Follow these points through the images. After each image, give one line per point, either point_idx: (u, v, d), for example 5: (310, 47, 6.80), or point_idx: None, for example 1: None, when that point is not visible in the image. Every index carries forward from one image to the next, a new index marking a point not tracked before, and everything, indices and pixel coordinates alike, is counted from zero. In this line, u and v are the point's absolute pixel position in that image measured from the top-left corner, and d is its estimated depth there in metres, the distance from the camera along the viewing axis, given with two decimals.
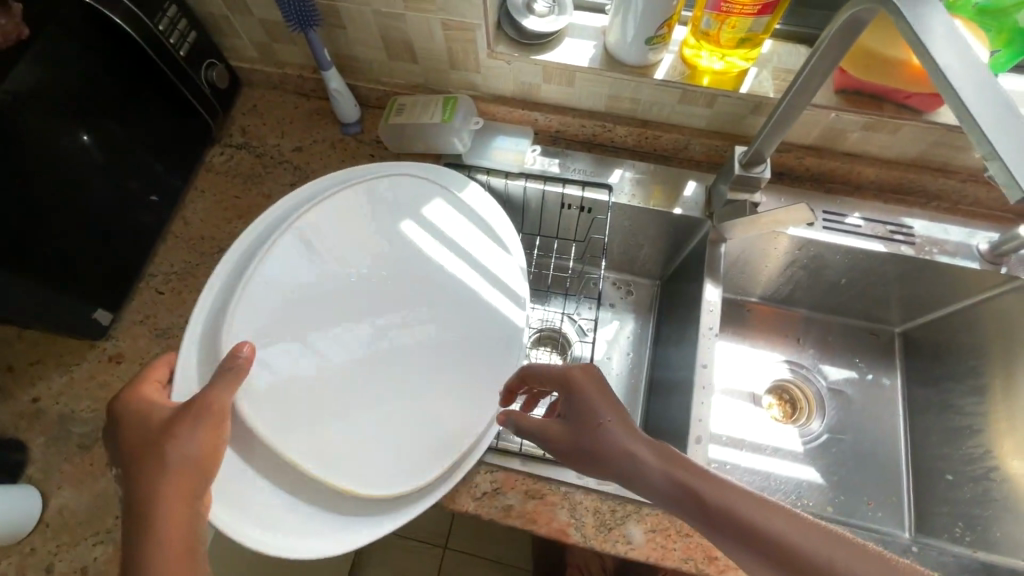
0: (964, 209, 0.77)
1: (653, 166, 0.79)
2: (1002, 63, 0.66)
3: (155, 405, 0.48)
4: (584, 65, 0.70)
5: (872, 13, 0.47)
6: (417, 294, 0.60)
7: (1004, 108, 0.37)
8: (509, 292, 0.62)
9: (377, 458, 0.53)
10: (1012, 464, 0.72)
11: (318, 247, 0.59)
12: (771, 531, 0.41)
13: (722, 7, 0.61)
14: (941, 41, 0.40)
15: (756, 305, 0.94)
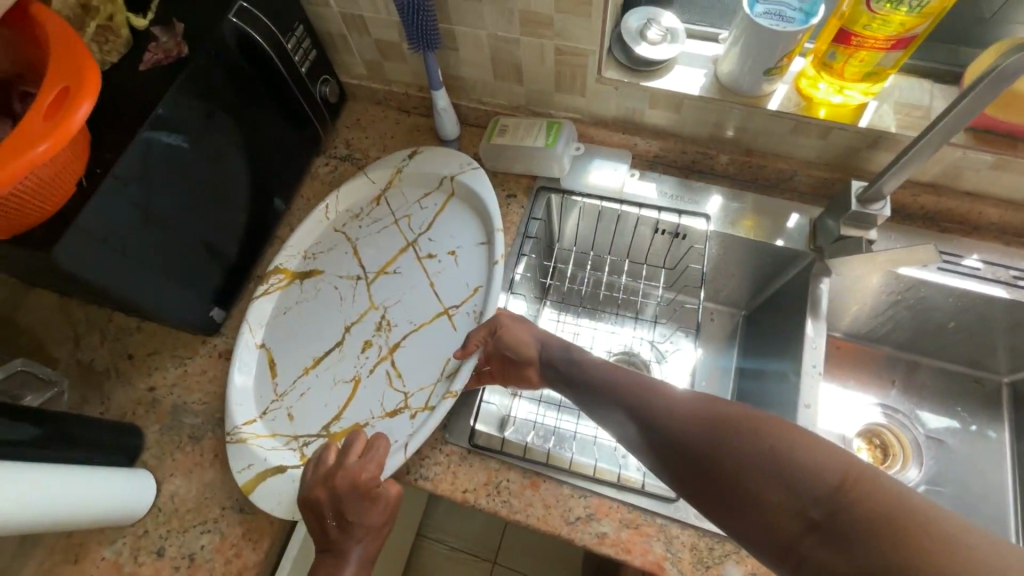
0: None
1: (754, 196, 0.78)
2: None
3: (354, 463, 0.59)
4: (695, 93, 0.70)
5: None
6: (406, 307, 0.74)
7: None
8: (375, 253, 0.79)
9: (311, 398, 0.69)
10: None
11: (410, 289, 0.75)
12: (702, 441, 0.44)
13: (852, 40, 0.60)
14: None
15: (838, 340, 0.91)
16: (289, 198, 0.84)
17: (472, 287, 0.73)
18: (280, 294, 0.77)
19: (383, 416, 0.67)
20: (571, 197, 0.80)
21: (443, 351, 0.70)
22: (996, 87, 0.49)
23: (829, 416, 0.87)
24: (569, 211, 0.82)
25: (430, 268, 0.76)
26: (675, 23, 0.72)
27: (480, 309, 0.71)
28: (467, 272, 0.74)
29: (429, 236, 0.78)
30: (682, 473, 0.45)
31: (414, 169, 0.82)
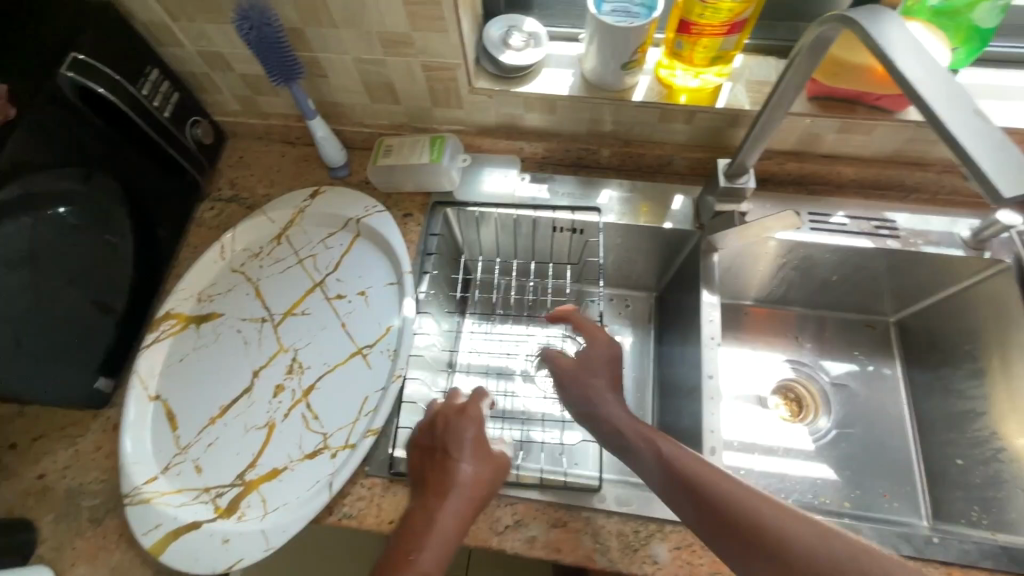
0: (943, 199, 0.77)
1: (640, 183, 0.81)
2: (963, 59, 0.67)
3: (471, 416, 0.61)
4: (565, 93, 0.72)
5: (836, 30, 0.49)
6: (319, 348, 0.72)
7: (953, 91, 0.38)
8: (279, 296, 0.75)
9: (221, 448, 0.66)
10: (1018, 443, 0.72)
11: (323, 330, 0.73)
12: (707, 476, 0.52)
13: (693, 28, 0.63)
14: (897, 45, 0.41)
15: (750, 308, 0.96)
16: (174, 249, 0.80)
17: (385, 326, 0.71)
18: (172, 339, 0.73)
19: (300, 459, 0.65)
20: (466, 208, 0.80)
21: (361, 389, 0.68)
22: (811, 54, 0.52)
23: (729, 374, 0.92)
24: (468, 221, 0.83)
25: (340, 308, 0.74)
26: (536, 28, 0.74)
27: (395, 348, 0.70)
28: (380, 311, 0.73)
29: (337, 276, 0.76)
30: (691, 507, 0.51)
31: (317, 211, 0.79)
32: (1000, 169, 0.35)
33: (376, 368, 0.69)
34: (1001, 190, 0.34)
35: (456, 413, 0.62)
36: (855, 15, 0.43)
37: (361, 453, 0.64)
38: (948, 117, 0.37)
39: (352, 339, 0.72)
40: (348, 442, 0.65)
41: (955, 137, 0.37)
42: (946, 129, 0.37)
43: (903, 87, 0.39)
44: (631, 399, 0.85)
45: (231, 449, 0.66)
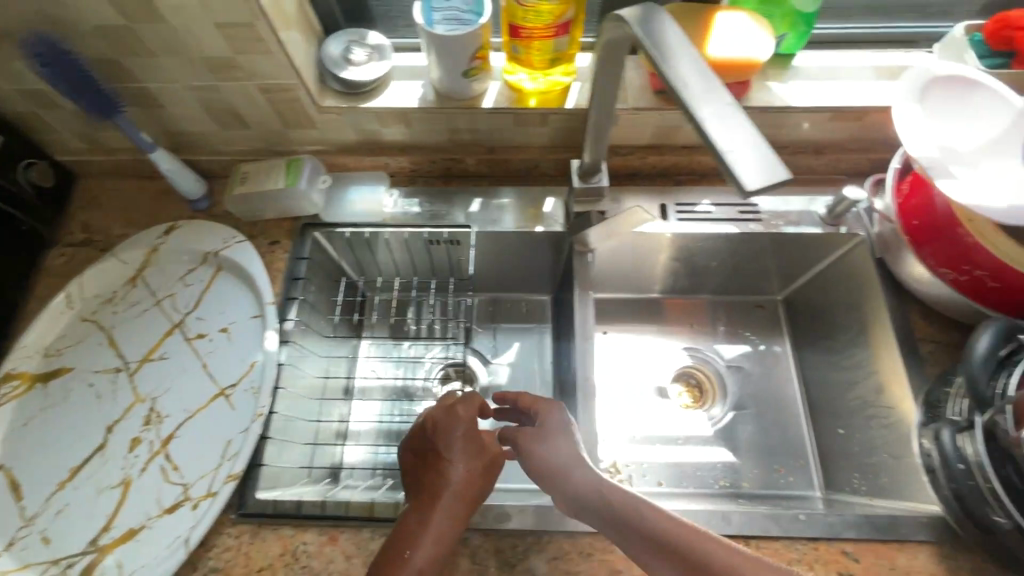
0: (805, 177, 0.79)
1: (510, 189, 0.80)
2: (792, 45, 0.69)
3: (461, 412, 0.62)
4: (414, 105, 0.70)
5: (618, 31, 0.48)
6: (180, 393, 0.68)
7: (705, 86, 0.41)
8: (134, 342, 0.71)
9: (73, 513, 0.61)
10: (878, 407, 0.73)
11: (183, 374, 0.69)
12: (693, 539, 0.49)
13: (522, 32, 0.62)
14: (659, 50, 0.43)
15: (667, 300, 0.97)
16: (18, 303, 0.74)
17: (249, 363, 0.68)
18: (15, 402, 0.67)
19: (159, 515, 0.61)
20: (336, 230, 0.77)
21: (224, 432, 0.65)
22: (611, 61, 0.52)
23: (603, 367, 0.91)
24: (342, 245, 0.80)
25: (201, 348, 0.70)
26: (379, 40, 0.72)
27: (259, 385, 0.67)
28: (242, 347, 0.70)
29: (197, 314, 0.72)
30: (673, 565, 0.48)
31: (172, 248, 0.75)
32: (739, 167, 0.37)
33: (238, 409, 0.66)
34: (738, 187, 0.36)
35: (445, 408, 0.63)
36: (629, 14, 0.45)
37: (223, 498, 0.61)
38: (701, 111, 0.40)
39: (213, 378, 0.69)
40: (209, 490, 0.62)
41: (703, 127, 0.39)
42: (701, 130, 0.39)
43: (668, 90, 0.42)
44: None
45: (81, 514, 0.61)
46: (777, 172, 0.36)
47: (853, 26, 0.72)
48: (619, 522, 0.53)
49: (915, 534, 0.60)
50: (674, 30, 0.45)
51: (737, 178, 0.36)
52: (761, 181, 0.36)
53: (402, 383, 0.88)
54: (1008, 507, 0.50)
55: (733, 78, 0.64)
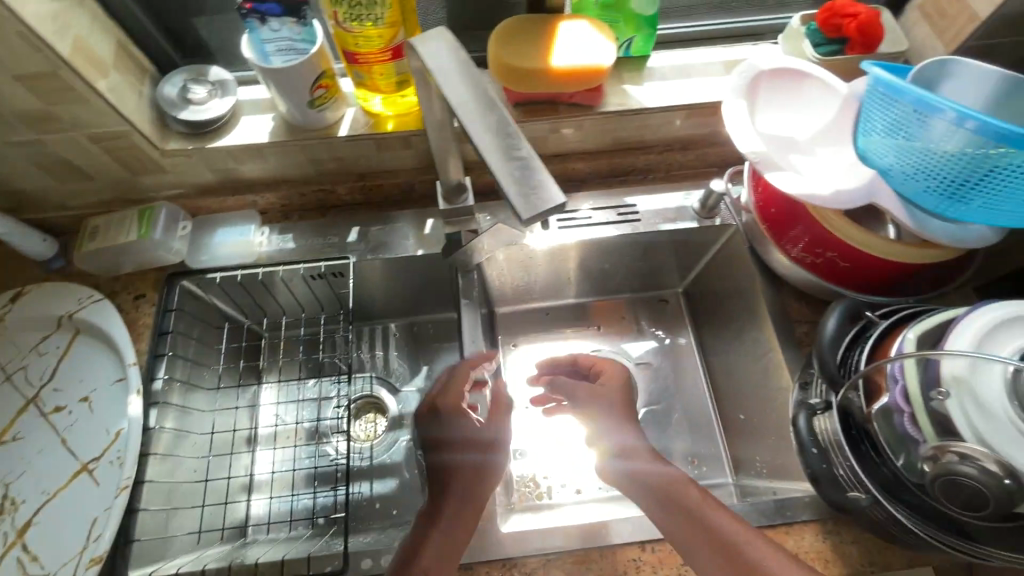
0: (676, 174, 0.82)
1: (389, 213, 0.79)
2: (642, 47, 0.70)
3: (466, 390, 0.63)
4: (265, 140, 0.68)
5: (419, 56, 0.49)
6: (40, 473, 0.63)
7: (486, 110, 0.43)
8: None
9: None
10: (763, 388, 0.74)
11: (42, 454, 0.64)
12: (699, 502, 0.55)
13: (359, 59, 0.60)
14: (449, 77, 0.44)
15: (592, 301, 0.95)
16: None
17: (113, 433, 0.64)
18: None
19: None
20: (205, 277, 0.72)
21: (88, 510, 0.61)
22: (425, 87, 0.52)
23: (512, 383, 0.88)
24: (218, 289, 0.76)
25: (59, 423, 0.65)
26: (222, 76, 0.69)
27: (123, 455, 0.62)
28: (105, 415, 0.65)
29: (53, 385, 0.67)
30: (677, 520, 0.55)
31: (20, 315, 0.69)
32: (518, 193, 0.38)
33: (102, 483, 0.62)
34: (518, 214, 0.38)
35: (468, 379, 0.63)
36: (414, 39, 0.45)
37: None
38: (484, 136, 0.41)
39: (75, 454, 0.64)
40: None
41: (480, 148, 0.40)
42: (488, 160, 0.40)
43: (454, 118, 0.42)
44: None
45: None
46: (549, 198, 0.39)
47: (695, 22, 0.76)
48: (652, 493, 0.58)
49: (800, 516, 0.61)
50: (460, 51, 0.45)
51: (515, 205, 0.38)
52: (537, 208, 0.38)
53: (311, 425, 0.82)
54: (863, 481, 0.52)
55: (583, 85, 0.64)
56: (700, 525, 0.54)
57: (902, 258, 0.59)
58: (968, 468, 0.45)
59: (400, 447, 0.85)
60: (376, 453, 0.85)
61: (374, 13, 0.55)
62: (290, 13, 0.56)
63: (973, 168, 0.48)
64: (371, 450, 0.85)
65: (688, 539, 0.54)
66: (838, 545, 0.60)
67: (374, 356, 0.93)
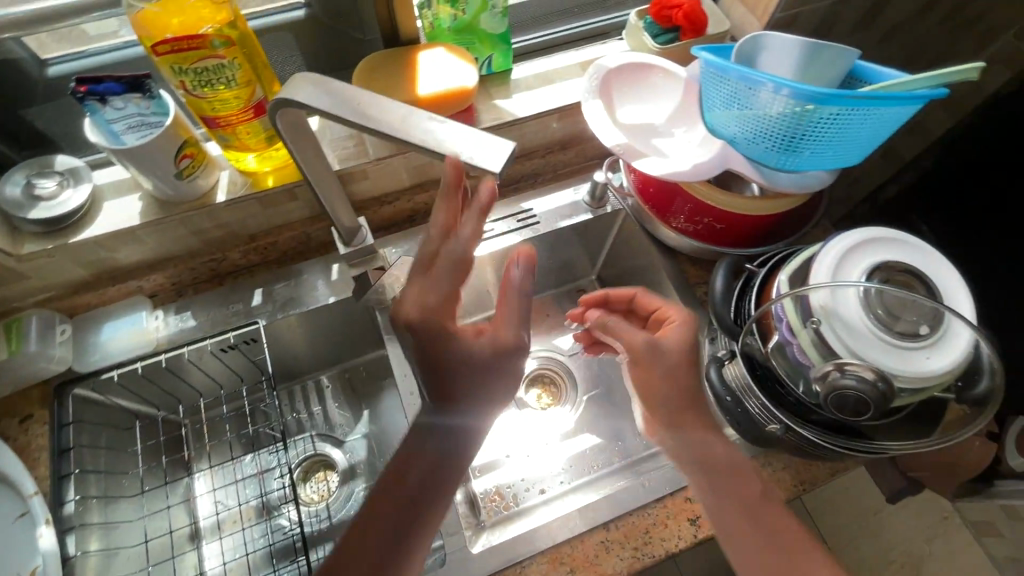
0: (562, 173, 0.86)
1: (290, 269, 0.77)
2: (502, 62, 0.74)
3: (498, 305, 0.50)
4: (137, 221, 0.64)
5: (285, 113, 0.45)
6: None
7: (403, 114, 0.42)
8: None
9: None
10: None
11: None
12: (758, 494, 0.53)
13: (221, 122, 0.58)
14: (337, 109, 0.42)
15: None
16: None
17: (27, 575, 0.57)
18: None
19: None
20: (100, 377, 0.65)
21: None
22: (298, 146, 0.49)
23: None
24: (120, 388, 0.70)
25: None
26: (72, 163, 0.64)
27: None
28: (10, 558, 0.58)
29: None
30: (735, 506, 0.52)
31: None
32: (480, 156, 0.39)
33: None
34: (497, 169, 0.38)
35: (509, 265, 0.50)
36: (280, 91, 0.43)
37: None
38: (413, 134, 0.40)
39: None
40: None
41: (415, 144, 0.40)
42: (429, 148, 0.40)
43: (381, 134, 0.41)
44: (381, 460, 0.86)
45: None
46: (502, 146, 0.40)
47: (543, 32, 0.82)
48: (724, 468, 0.54)
49: None
50: (331, 85, 0.43)
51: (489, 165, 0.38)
52: (503, 158, 0.39)
53: (258, 501, 0.77)
54: (775, 414, 0.59)
55: (454, 108, 0.66)
56: (755, 517, 0.52)
57: (765, 211, 0.66)
58: (852, 380, 0.51)
59: (358, 499, 0.83)
60: (334, 511, 0.82)
61: (224, 75, 0.53)
62: (132, 89, 0.55)
63: (796, 124, 0.55)
64: (328, 510, 0.82)
65: (737, 525, 0.52)
66: (774, 475, 0.66)
67: (309, 414, 0.89)
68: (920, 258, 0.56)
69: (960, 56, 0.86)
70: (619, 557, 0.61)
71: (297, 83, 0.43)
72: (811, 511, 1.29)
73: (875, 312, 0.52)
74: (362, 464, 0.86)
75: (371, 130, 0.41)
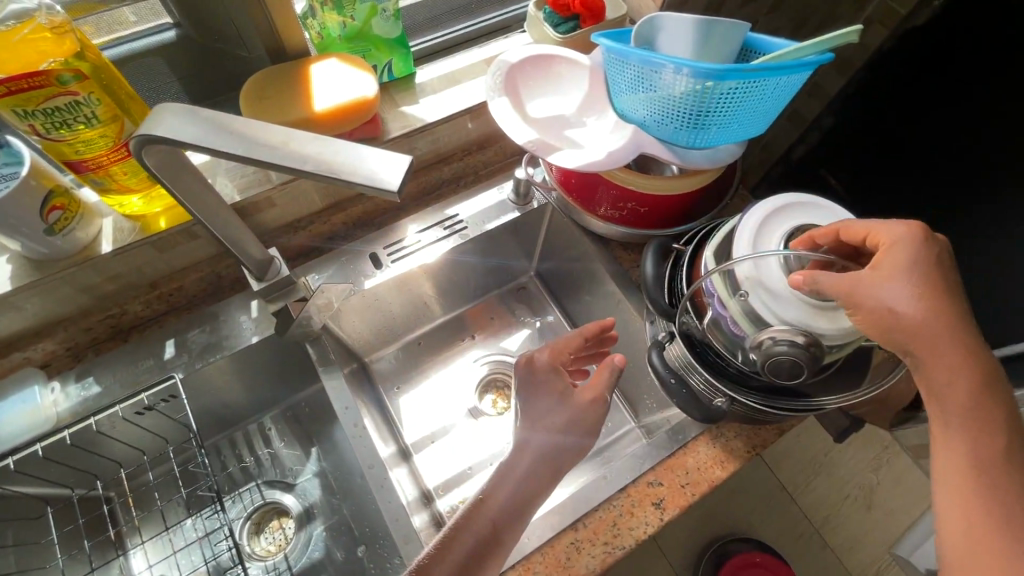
0: (484, 173, 0.84)
1: (204, 312, 0.70)
2: (403, 66, 0.71)
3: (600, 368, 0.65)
4: (9, 287, 0.56)
5: (154, 154, 0.40)
6: None
7: (287, 139, 0.38)
8: None
9: None
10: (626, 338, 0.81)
11: None
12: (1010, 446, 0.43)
13: (90, 166, 0.52)
14: (208, 141, 0.38)
15: (460, 314, 0.94)
16: None
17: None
18: None
19: None
20: None
21: None
22: (181, 186, 0.45)
23: (410, 426, 0.84)
24: (19, 475, 0.62)
25: None
26: None
27: None
28: None
29: None
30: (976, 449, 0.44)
31: None
32: (374, 176, 0.36)
33: None
34: (394, 193, 0.35)
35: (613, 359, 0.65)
36: (142, 126, 0.38)
37: None
38: (301, 163, 0.37)
39: None
40: None
41: (303, 169, 0.37)
42: (320, 174, 0.37)
43: (265, 166, 0.37)
44: (337, 496, 0.81)
45: None
46: (398, 162, 0.36)
47: (443, 31, 0.79)
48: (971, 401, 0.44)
49: (689, 434, 0.68)
50: (202, 114, 0.39)
51: (385, 187, 0.35)
52: (399, 175, 0.36)
53: (208, 567, 0.71)
54: (719, 387, 0.60)
55: (358, 119, 0.62)
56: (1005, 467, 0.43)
57: (684, 189, 0.67)
58: (783, 346, 0.51)
59: (318, 542, 0.79)
60: (294, 560, 0.77)
61: (82, 114, 0.47)
62: None
63: (699, 102, 0.55)
64: (286, 560, 0.77)
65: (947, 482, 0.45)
66: (726, 445, 0.67)
67: (255, 460, 0.83)
68: (829, 217, 0.58)
69: (840, 19, 0.90)
70: (591, 555, 0.61)
71: (158, 115, 0.39)
72: (771, 463, 1.36)
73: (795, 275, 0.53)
74: (318, 505, 0.81)
75: (250, 163, 0.38)
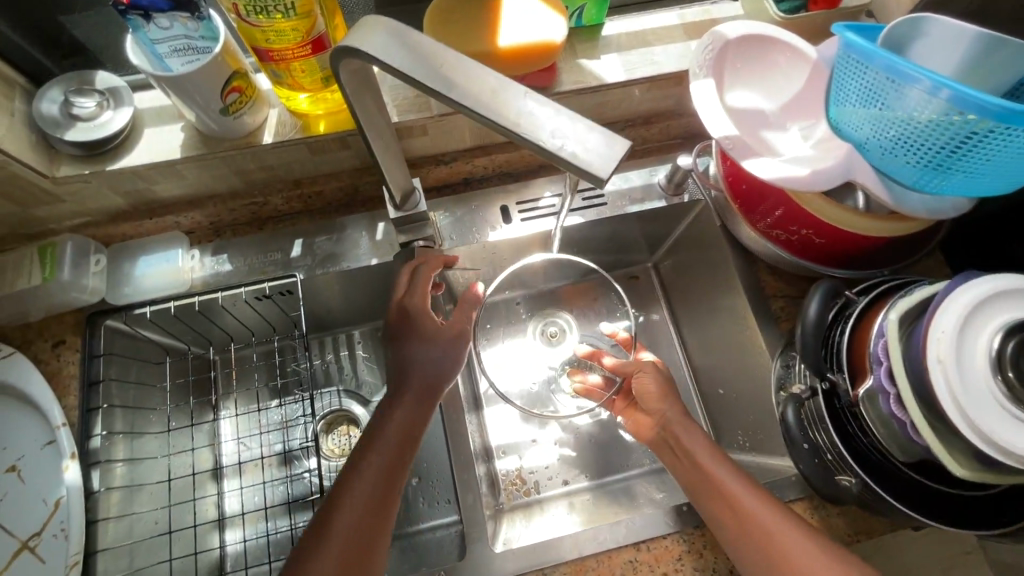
0: (639, 150, 0.77)
1: (334, 220, 0.72)
2: (594, 15, 0.64)
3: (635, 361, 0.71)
4: (178, 155, 0.59)
5: (350, 66, 0.38)
6: None
7: (496, 84, 0.34)
8: None
9: None
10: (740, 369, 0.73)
11: None
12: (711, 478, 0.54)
13: (274, 56, 0.51)
14: (411, 67, 0.35)
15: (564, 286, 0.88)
16: None
17: (53, 502, 0.58)
18: None
19: None
20: (133, 312, 0.63)
21: None
22: (363, 104, 0.43)
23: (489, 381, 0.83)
24: (151, 323, 0.68)
25: None
26: (112, 83, 0.59)
27: (69, 527, 0.56)
28: (42, 484, 0.58)
29: None
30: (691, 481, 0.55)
31: None
32: (583, 153, 0.32)
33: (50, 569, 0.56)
34: (603, 176, 0.31)
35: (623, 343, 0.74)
36: (348, 36, 0.36)
37: None
38: (504, 114, 0.33)
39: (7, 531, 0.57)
40: None
41: (504, 126, 0.33)
42: (521, 134, 0.33)
43: (465, 112, 0.34)
44: None
45: None
46: (612, 146, 0.32)
47: None
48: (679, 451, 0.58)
49: (788, 496, 0.61)
50: (410, 37, 0.36)
51: (593, 169, 0.31)
52: (610, 160, 0.31)
53: (281, 450, 0.76)
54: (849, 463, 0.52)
55: (537, 65, 0.57)
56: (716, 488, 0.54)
57: (878, 231, 0.57)
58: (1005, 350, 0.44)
59: None
60: None
61: (283, 3, 0.46)
62: (179, 7, 0.47)
63: (949, 139, 0.45)
64: None
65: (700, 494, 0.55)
66: (826, 520, 0.60)
67: (340, 366, 0.87)
68: None
69: None
70: None
71: (368, 29, 0.36)
72: None
73: (1003, 376, 0.44)
74: None
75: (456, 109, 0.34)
